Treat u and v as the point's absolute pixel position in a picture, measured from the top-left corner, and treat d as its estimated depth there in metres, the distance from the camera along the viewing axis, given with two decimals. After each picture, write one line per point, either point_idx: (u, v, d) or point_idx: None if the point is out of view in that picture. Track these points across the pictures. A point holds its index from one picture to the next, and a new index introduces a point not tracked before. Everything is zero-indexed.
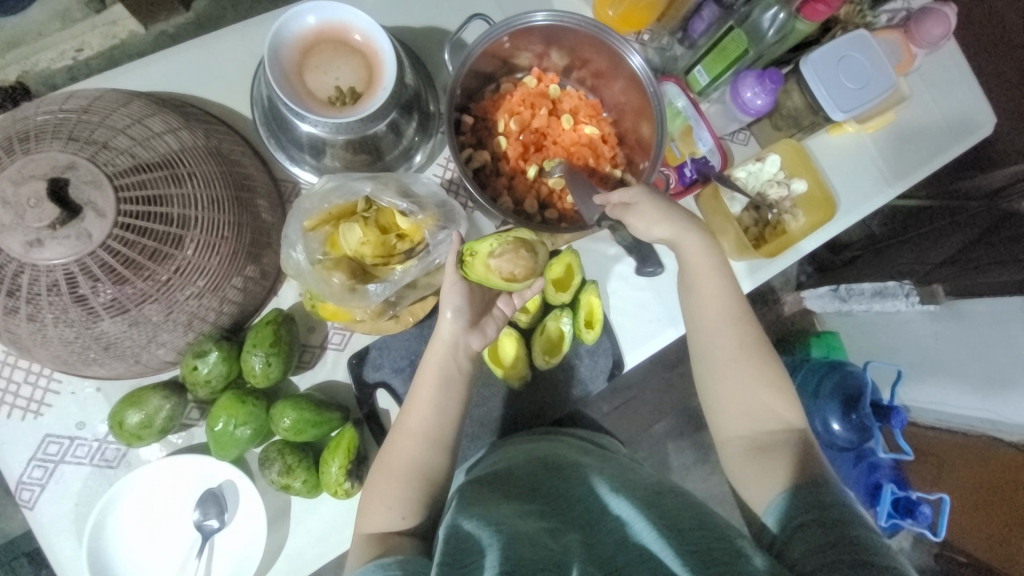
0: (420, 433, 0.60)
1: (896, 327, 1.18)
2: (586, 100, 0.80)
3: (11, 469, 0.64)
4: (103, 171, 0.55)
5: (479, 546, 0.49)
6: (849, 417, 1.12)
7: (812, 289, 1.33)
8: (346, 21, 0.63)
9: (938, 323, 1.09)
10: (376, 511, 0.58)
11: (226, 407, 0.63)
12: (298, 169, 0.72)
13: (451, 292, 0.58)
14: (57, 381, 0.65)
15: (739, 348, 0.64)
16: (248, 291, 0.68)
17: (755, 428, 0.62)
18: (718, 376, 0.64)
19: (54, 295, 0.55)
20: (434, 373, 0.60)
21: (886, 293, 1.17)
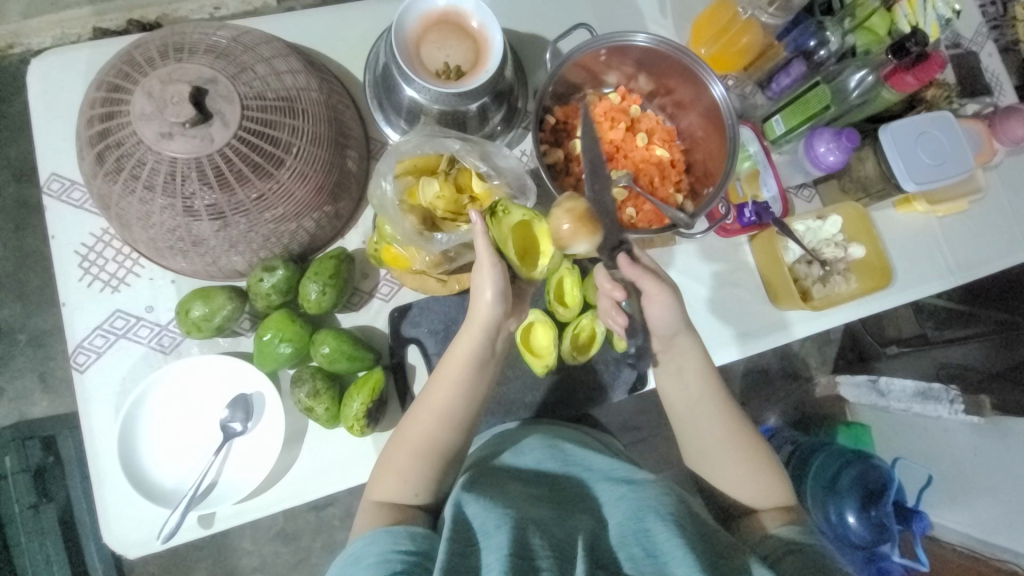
0: (442, 413, 0.61)
1: (934, 433, 1.11)
2: (662, 125, 0.84)
3: (76, 332, 0.70)
4: (236, 91, 0.63)
5: (487, 531, 0.51)
6: (867, 513, 1.05)
7: (848, 376, 1.28)
8: (468, 9, 0.70)
9: (979, 437, 1.04)
10: (389, 482, 0.60)
11: (277, 321, 0.68)
12: (389, 130, 0.79)
13: (490, 276, 0.59)
14: (141, 265, 0.72)
15: (735, 436, 0.66)
16: (321, 226, 0.74)
17: (749, 488, 0.65)
18: (722, 466, 0.66)
19: (167, 185, 0.62)
20: (467, 353, 0.61)
21: (929, 395, 1.11)
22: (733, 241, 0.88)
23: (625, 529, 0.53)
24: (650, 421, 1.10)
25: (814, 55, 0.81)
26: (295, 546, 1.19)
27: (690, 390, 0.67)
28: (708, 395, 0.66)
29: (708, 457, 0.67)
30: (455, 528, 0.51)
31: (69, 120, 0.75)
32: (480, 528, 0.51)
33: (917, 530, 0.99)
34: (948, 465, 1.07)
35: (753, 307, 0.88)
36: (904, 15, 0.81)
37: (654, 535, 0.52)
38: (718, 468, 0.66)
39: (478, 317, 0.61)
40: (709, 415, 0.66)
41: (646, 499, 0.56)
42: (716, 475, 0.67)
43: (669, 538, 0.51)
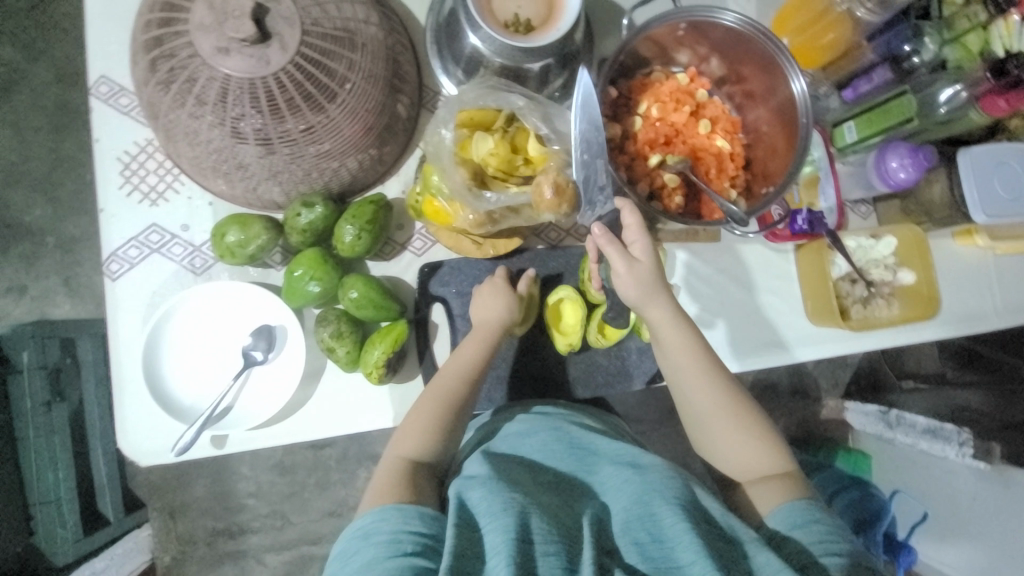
0: (468, 367, 0.66)
1: (936, 471, 1.07)
2: (728, 114, 0.80)
3: (111, 241, 0.70)
4: (299, 14, 0.60)
5: (489, 519, 0.50)
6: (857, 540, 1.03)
7: (860, 404, 1.26)
8: None
9: (982, 484, 0.99)
10: (412, 435, 0.62)
11: (309, 260, 0.68)
12: (445, 79, 0.76)
13: (497, 298, 0.70)
14: (181, 183, 0.72)
15: (729, 403, 0.64)
16: (363, 169, 0.73)
17: (744, 456, 0.63)
18: (713, 431, 0.64)
19: (218, 103, 0.61)
20: (501, 312, 0.68)
21: (939, 433, 1.04)
22: (779, 247, 0.85)
23: (630, 512, 0.53)
24: (654, 415, 1.10)
25: (905, 61, 0.75)
26: (291, 479, 1.23)
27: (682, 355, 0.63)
28: (703, 358, 0.63)
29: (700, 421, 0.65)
30: (459, 515, 0.51)
31: (121, 22, 0.72)
32: (485, 512, 0.50)
33: (901, 564, 1.00)
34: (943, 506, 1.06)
35: (787, 317, 0.84)
36: (999, 36, 0.72)
37: (660, 519, 0.51)
38: (711, 434, 0.64)
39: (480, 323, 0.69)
40: (701, 379, 0.63)
41: (651, 483, 0.55)
42: (708, 441, 0.65)
43: (676, 522, 0.50)
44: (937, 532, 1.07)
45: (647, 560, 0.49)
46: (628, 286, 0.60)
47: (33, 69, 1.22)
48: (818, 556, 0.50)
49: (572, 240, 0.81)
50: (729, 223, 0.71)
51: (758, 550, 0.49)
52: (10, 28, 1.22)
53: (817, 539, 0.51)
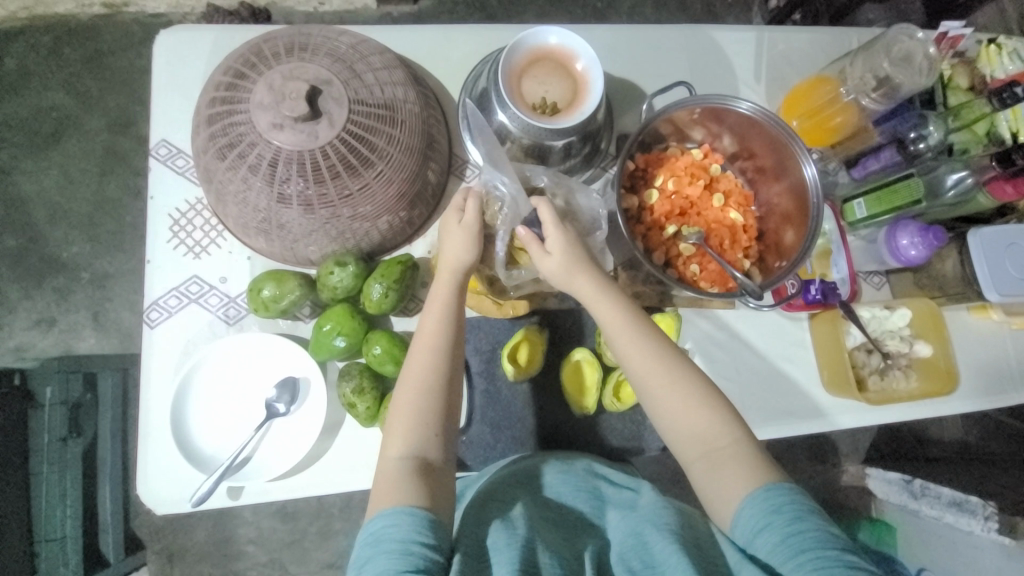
0: (437, 345, 0.59)
1: (963, 549, 1.01)
2: (740, 188, 0.84)
3: (154, 290, 0.74)
4: (347, 94, 0.66)
5: (493, 549, 0.52)
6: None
7: (881, 470, 1.23)
8: (575, 51, 0.73)
9: (1008, 561, 0.92)
10: (397, 436, 0.56)
11: (337, 315, 0.71)
12: (471, 147, 0.81)
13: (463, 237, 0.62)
14: (223, 238, 0.76)
15: (670, 372, 0.60)
16: (393, 231, 0.77)
17: (702, 440, 0.58)
18: (658, 406, 0.60)
19: (268, 171, 0.66)
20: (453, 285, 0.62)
21: (964, 507, 1.02)
22: (793, 316, 0.86)
23: (625, 545, 0.56)
24: (666, 476, 1.08)
25: (911, 146, 0.78)
26: (292, 525, 1.21)
27: (617, 327, 0.61)
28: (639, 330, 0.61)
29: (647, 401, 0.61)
30: (468, 545, 0.53)
31: (185, 93, 0.80)
32: (492, 547, 0.53)
33: None
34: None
35: (803, 386, 0.84)
36: (1005, 120, 0.80)
37: (650, 545, 0.54)
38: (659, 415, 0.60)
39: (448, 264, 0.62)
40: (639, 348, 0.60)
41: (644, 514, 0.57)
42: (657, 418, 0.60)
43: (665, 546, 0.53)
44: None
45: None
46: (552, 265, 0.63)
47: (91, 120, 1.33)
48: (777, 568, 0.48)
49: None
50: (745, 294, 0.73)
51: (741, 565, 0.50)
52: (72, 81, 1.34)
53: (771, 538, 0.50)
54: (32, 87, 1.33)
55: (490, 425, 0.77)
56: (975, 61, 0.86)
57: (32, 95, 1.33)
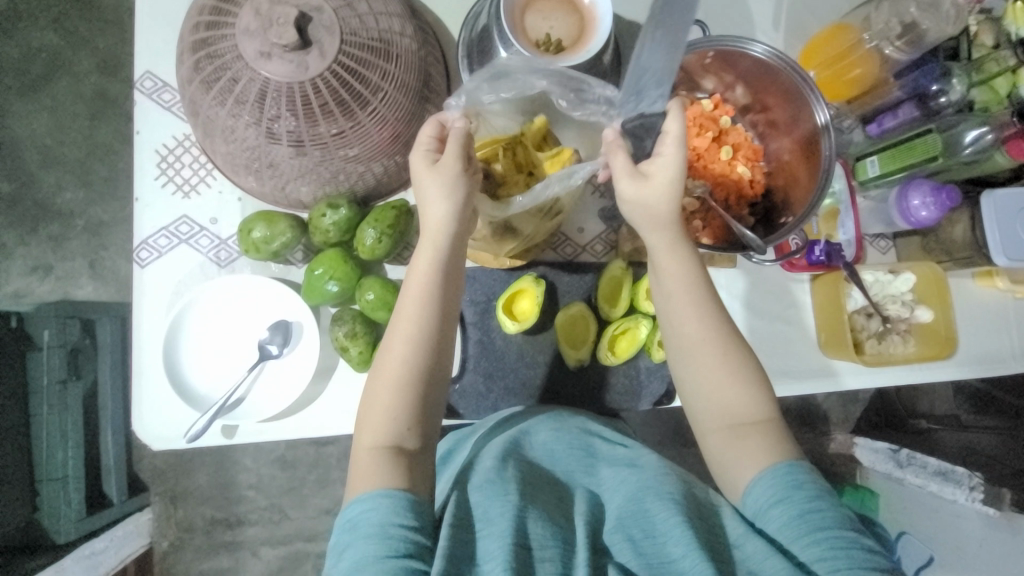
0: (416, 317, 0.57)
1: (942, 515, 1.05)
2: (750, 142, 0.81)
3: (143, 229, 0.73)
4: (340, 23, 0.62)
5: (481, 519, 0.51)
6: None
7: (869, 440, 1.22)
8: None
9: (988, 531, 0.98)
10: (374, 422, 0.55)
11: (330, 259, 0.70)
12: None
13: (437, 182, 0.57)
14: (213, 177, 0.74)
15: (711, 338, 0.57)
16: (388, 175, 0.75)
17: (732, 416, 0.57)
18: (692, 368, 0.58)
19: (257, 104, 0.63)
20: (435, 242, 0.58)
21: (949, 476, 1.04)
22: (794, 277, 0.85)
23: (624, 510, 0.54)
24: (658, 436, 1.10)
25: (933, 100, 0.75)
26: (291, 473, 1.24)
27: (669, 283, 0.59)
28: (686, 286, 0.58)
29: (680, 362, 0.59)
30: (456, 514, 0.52)
31: (169, 22, 0.76)
32: (482, 516, 0.51)
33: None
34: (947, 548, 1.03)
35: (799, 349, 0.84)
36: None
37: (653, 515, 0.53)
38: (688, 378, 0.59)
39: (434, 231, 0.58)
40: (687, 306, 0.58)
41: (645, 481, 0.56)
42: (685, 379, 0.59)
43: (667, 518, 0.51)
44: None
45: (640, 555, 0.50)
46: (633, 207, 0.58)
47: (79, 61, 1.27)
48: (790, 548, 0.47)
49: (588, 256, 0.82)
50: (749, 250, 0.71)
51: (745, 539, 0.50)
52: (58, 18, 1.27)
53: (783, 519, 0.48)
54: (18, 25, 1.27)
55: (483, 374, 0.77)
56: (1001, 18, 0.78)
57: (18, 34, 1.27)
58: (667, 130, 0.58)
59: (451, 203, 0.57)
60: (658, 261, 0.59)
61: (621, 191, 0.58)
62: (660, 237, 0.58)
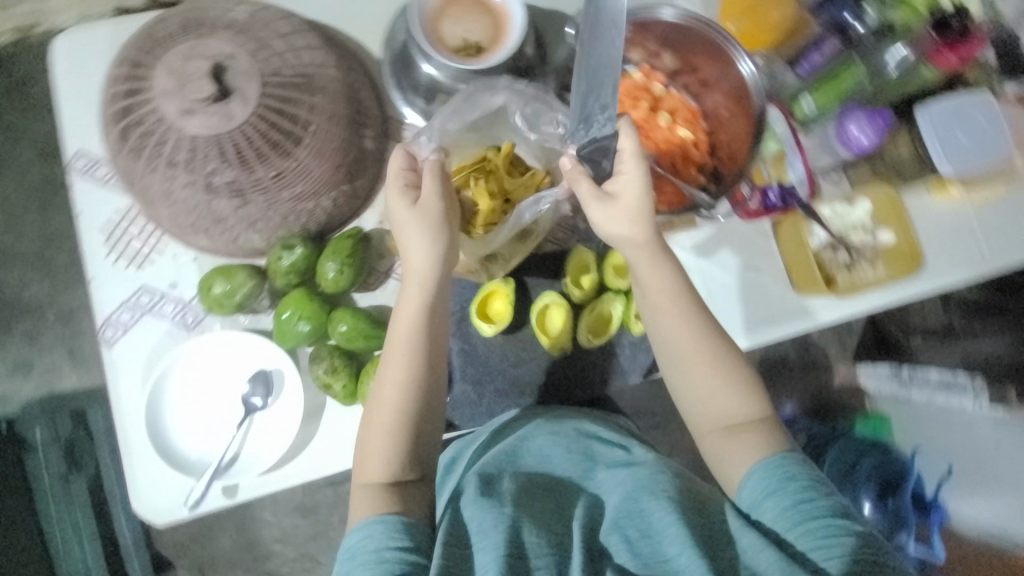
0: (396, 353, 0.57)
1: (955, 426, 1.08)
2: (686, 104, 0.82)
3: (105, 307, 0.72)
4: (258, 67, 0.63)
5: (475, 536, 0.51)
6: (885, 502, 1.06)
7: (871, 366, 1.26)
8: None
9: (1003, 431, 1.01)
10: (372, 456, 0.56)
11: (296, 300, 0.70)
12: (408, 110, 0.77)
13: (412, 228, 0.58)
14: (164, 243, 0.74)
15: (694, 339, 0.59)
16: (338, 206, 0.74)
17: (730, 409, 0.58)
18: (682, 375, 0.59)
19: (190, 162, 0.63)
20: (415, 279, 0.58)
21: (955, 385, 1.09)
22: (755, 225, 0.86)
23: (620, 510, 0.55)
24: (664, 406, 1.10)
25: (849, 32, 0.78)
26: (313, 519, 1.22)
27: (650, 289, 0.60)
28: (664, 291, 0.59)
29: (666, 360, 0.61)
30: (452, 533, 0.52)
31: (90, 97, 0.75)
32: (477, 531, 0.51)
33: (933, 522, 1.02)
34: (971, 459, 1.04)
35: (776, 293, 0.85)
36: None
37: (648, 514, 0.53)
38: (676, 374, 0.60)
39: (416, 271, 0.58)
40: (671, 311, 0.60)
41: (641, 480, 0.57)
42: (676, 383, 0.61)
43: (663, 516, 0.52)
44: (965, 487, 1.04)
45: (637, 557, 0.50)
46: (593, 209, 0.59)
47: (21, 152, 1.25)
48: (784, 539, 0.48)
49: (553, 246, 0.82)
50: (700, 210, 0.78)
51: (741, 532, 0.50)
52: None
53: (777, 510, 0.50)
54: None
55: (472, 381, 0.77)
56: None
57: None
58: (622, 148, 0.60)
59: (424, 245, 0.58)
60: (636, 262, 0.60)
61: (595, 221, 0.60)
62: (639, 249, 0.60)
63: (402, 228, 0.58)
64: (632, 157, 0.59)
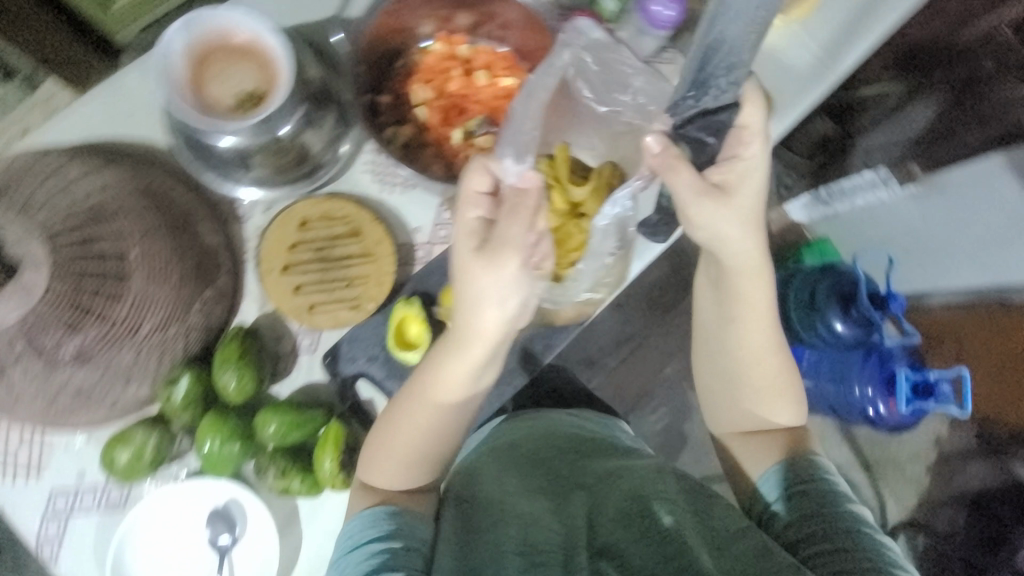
0: (441, 405, 0.66)
1: (882, 215, 1.17)
2: (499, 52, 0.78)
3: (29, 529, 0.67)
4: (41, 224, 0.59)
5: (483, 528, 0.63)
6: (851, 315, 1.19)
7: (795, 200, 1.33)
8: (230, 23, 0.61)
9: (923, 204, 1.09)
10: (379, 471, 0.68)
11: (209, 427, 0.65)
12: (241, 190, 0.72)
13: (489, 290, 0.58)
14: (51, 440, 0.68)
15: (762, 343, 0.76)
16: (208, 314, 0.70)
17: (757, 405, 0.78)
18: (732, 358, 0.77)
19: (17, 349, 0.59)
20: (483, 346, 0.62)
21: (865, 184, 1.17)
22: None
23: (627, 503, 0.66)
24: None
25: None
26: None
27: (744, 283, 0.72)
28: (752, 290, 0.73)
29: (711, 345, 0.79)
30: (458, 537, 0.64)
31: None
32: (487, 527, 0.64)
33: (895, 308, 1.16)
34: (909, 242, 1.15)
35: None
36: None
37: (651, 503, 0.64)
38: (716, 336, 0.78)
39: (485, 338, 0.61)
40: (753, 304, 0.74)
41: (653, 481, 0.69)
42: (722, 365, 0.78)
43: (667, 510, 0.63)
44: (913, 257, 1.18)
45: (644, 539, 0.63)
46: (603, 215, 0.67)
47: None
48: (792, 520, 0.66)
49: (440, 247, 0.79)
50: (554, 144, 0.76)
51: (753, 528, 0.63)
52: None
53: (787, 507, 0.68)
54: None
55: None
56: None
57: None
58: (743, 124, 0.64)
59: (489, 317, 0.60)
60: (739, 280, 0.72)
61: (703, 225, 0.65)
62: (742, 269, 0.71)
63: (468, 300, 0.59)
64: (752, 137, 0.65)
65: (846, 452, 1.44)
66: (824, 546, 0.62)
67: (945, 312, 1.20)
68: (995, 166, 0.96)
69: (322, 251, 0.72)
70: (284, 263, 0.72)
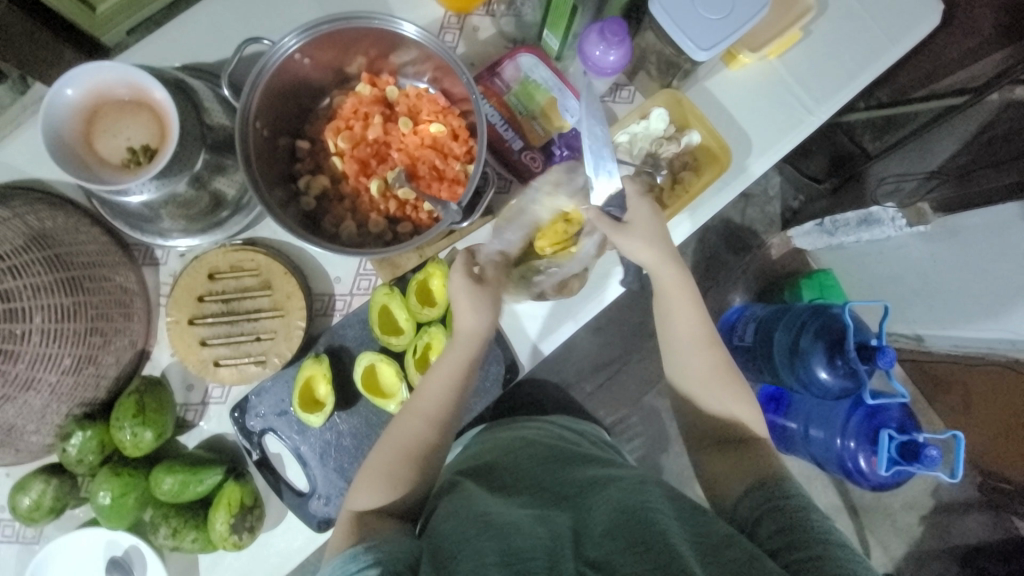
0: (428, 414, 0.62)
1: (892, 253, 1.13)
2: (428, 95, 0.73)
3: None
4: None
5: (457, 544, 0.47)
6: (836, 364, 0.98)
7: (798, 227, 1.29)
8: (110, 78, 0.59)
9: (932, 244, 1.05)
10: (364, 489, 0.59)
11: (103, 481, 0.66)
12: (173, 241, 0.71)
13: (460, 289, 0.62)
14: None
15: (710, 367, 0.65)
16: (122, 362, 0.70)
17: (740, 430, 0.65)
18: (708, 394, 0.65)
19: None
20: (459, 355, 0.63)
21: (872, 220, 1.14)
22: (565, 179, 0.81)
23: (616, 519, 0.49)
24: None
25: None
26: None
27: (676, 279, 0.64)
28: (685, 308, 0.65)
29: (686, 376, 0.66)
30: (438, 549, 0.48)
31: None
32: (462, 535, 0.48)
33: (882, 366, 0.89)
34: (918, 282, 1.09)
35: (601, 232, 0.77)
36: None
37: (662, 522, 0.48)
38: (683, 353, 0.66)
39: (473, 335, 0.63)
40: (693, 310, 0.64)
41: (636, 491, 0.52)
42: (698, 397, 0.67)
43: (679, 532, 0.48)
44: (920, 302, 1.12)
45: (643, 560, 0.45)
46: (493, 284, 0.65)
47: None
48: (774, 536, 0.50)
49: (360, 298, 0.76)
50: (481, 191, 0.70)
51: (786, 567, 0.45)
52: None
53: (769, 514, 0.53)
54: None
55: (334, 468, 0.72)
56: None
57: None
58: None
59: (480, 311, 0.63)
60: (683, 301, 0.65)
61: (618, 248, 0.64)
62: (665, 268, 0.63)
63: (458, 297, 0.62)
64: None
65: (830, 500, 1.32)
66: (803, 557, 0.47)
67: (951, 361, 1.15)
68: (1013, 214, 0.90)
69: (229, 303, 0.72)
70: (190, 316, 0.71)
